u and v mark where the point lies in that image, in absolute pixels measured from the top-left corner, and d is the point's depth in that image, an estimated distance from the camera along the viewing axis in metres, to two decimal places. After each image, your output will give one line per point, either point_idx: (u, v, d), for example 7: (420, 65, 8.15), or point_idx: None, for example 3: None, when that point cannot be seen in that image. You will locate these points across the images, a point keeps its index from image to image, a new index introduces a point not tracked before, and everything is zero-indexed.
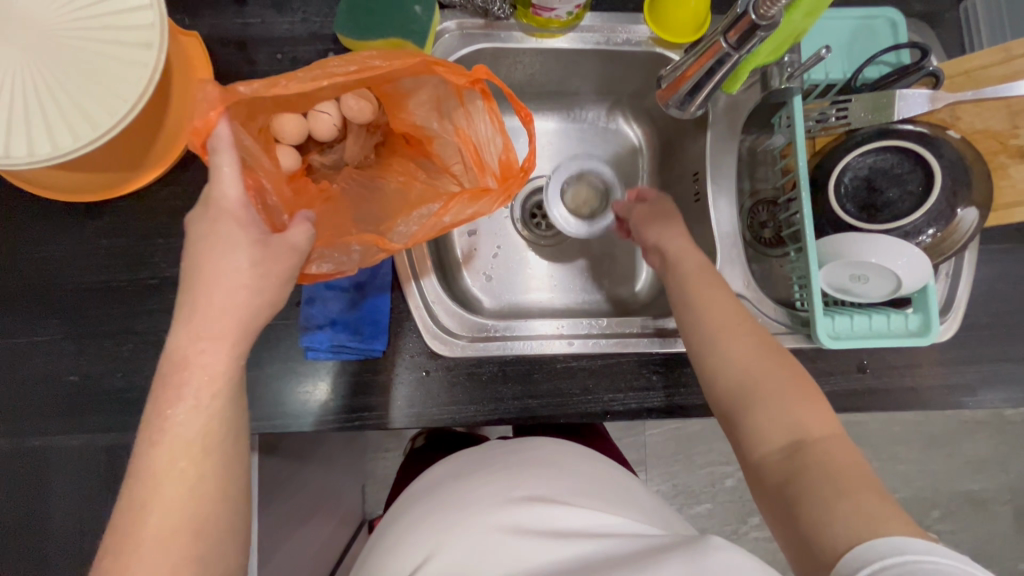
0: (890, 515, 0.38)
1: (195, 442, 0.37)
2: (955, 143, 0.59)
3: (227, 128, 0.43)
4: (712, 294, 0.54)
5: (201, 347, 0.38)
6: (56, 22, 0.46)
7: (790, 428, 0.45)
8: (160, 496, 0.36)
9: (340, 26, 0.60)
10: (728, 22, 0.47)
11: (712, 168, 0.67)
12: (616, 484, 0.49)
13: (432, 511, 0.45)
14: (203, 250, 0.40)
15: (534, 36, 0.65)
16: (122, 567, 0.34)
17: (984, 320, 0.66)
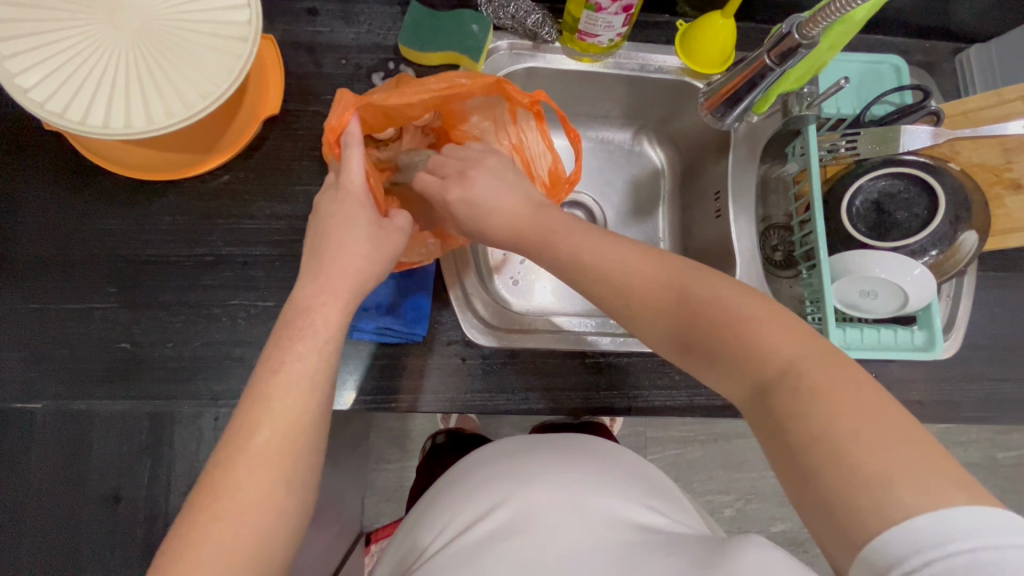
0: (920, 459, 0.33)
1: (305, 379, 0.45)
2: (956, 174, 0.65)
3: (355, 126, 0.52)
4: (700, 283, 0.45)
5: (324, 301, 0.48)
6: (163, 13, 0.51)
7: (769, 359, 0.40)
8: (271, 417, 0.43)
9: (403, 37, 0.66)
10: (774, 42, 0.53)
11: (733, 188, 0.73)
12: (656, 480, 0.53)
13: (493, 483, 0.49)
14: (332, 222, 0.50)
15: (575, 59, 0.72)
16: (235, 466, 0.41)
17: (983, 341, 0.71)
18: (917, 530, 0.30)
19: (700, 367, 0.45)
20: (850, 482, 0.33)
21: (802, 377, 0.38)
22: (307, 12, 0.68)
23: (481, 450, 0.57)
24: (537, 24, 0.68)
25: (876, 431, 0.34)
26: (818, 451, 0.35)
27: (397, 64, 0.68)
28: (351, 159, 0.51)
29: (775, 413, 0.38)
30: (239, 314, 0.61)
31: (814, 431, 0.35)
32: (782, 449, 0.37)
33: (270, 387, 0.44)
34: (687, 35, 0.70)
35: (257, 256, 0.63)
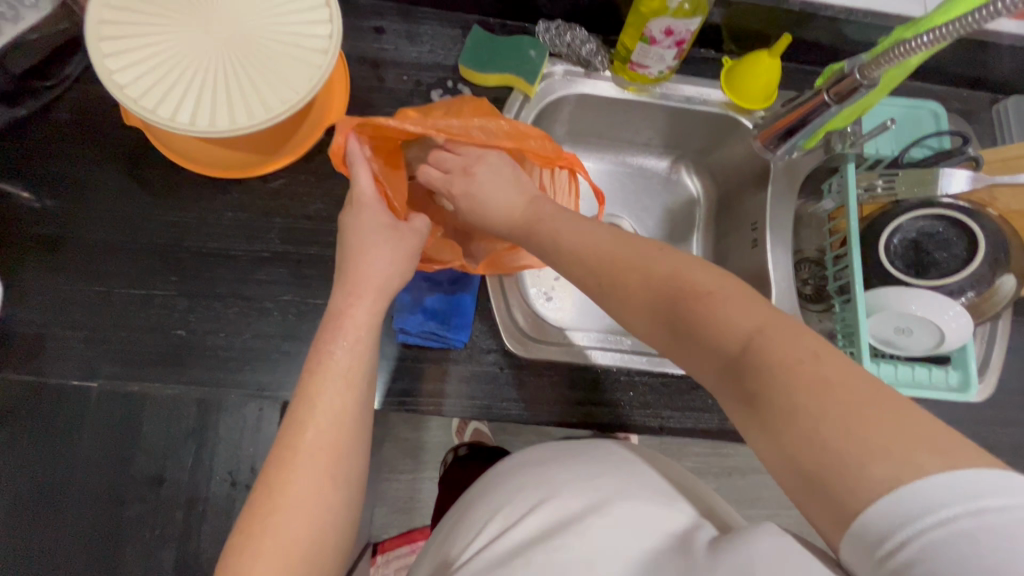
0: (896, 418, 0.33)
1: (343, 376, 0.46)
2: (994, 219, 0.66)
3: (356, 145, 0.55)
4: (671, 263, 0.47)
5: (353, 302, 0.51)
6: (255, 23, 0.55)
7: (733, 335, 0.41)
8: (315, 415, 0.44)
9: (463, 59, 0.70)
10: (835, 80, 0.55)
11: (772, 220, 0.75)
12: (693, 487, 0.53)
13: (523, 490, 0.51)
14: (359, 228, 0.54)
15: (624, 88, 0.75)
16: (292, 462, 0.43)
17: (1017, 386, 0.71)
18: (899, 502, 0.31)
19: (676, 348, 0.46)
20: (836, 461, 0.33)
21: (766, 349, 0.39)
22: (374, 30, 0.72)
23: (512, 462, 0.58)
24: (590, 53, 0.72)
25: (844, 398, 0.34)
26: (791, 426, 0.36)
27: (455, 83, 0.72)
28: (359, 175, 0.55)
29: (746, 390, 0.39)
30: (290, 309, 0.64)
31: (792, 413, 0.36)
32: (761, 427, 0.38)
33: (312, 384, 0.46)
34: (733, 72, 0.73)
35: (311, 255, 0.65)
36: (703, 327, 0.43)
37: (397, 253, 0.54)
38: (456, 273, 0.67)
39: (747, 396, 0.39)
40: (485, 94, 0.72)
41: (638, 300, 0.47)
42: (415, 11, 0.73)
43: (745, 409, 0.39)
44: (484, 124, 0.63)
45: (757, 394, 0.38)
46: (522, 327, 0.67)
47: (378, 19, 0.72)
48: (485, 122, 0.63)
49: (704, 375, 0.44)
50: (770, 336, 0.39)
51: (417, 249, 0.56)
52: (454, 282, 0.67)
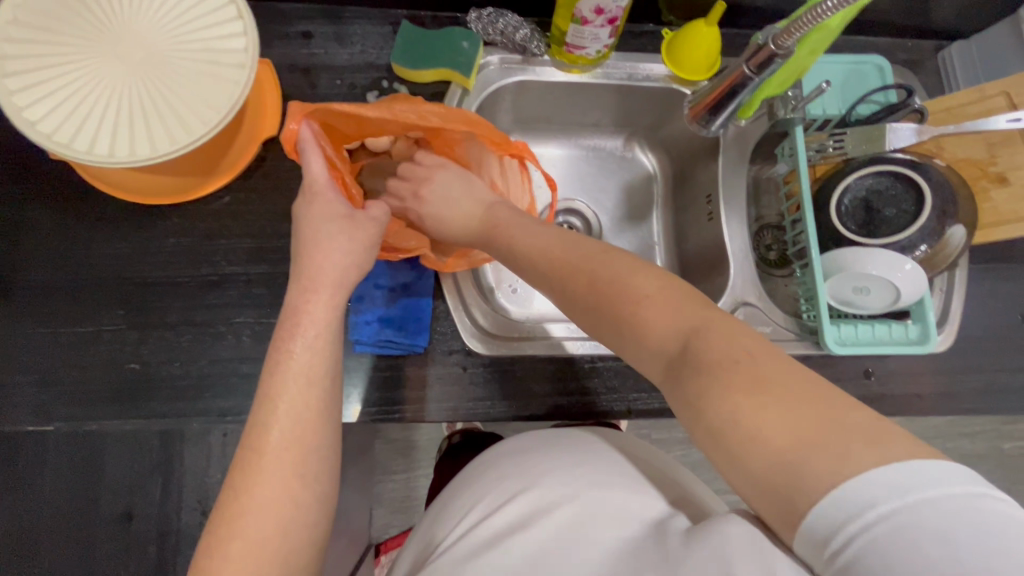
0: (835, 411, 0.34)
1: (306, 374, 0.44)
2: (941, 170, 0.66)
3: (309, 131, 0.52)
4: (610, 263, 0.47)
5: (310, 299, 0.49)
6: (164, 43, 0.53)
7: (676, 333, 0.41)
8: (277, 417, 0.43)
9: (395, 57, 0.68)
10: (752, 52, 0.54)
11: (724, 190, 0.75)
12: (673, 473, 0.52)
13: (499, 482, 0.51)
14: (313, 221, 0.52)
15: (564, 70, 0.74)
16: (258, 467, 0.41)
17: (977, 333, 0.72)
18: (843, 503, 0.31)
19: (618, 346, 0.46)
20: (777, 459, 0.34)
21: (705, 351, 0.39)
22: (303, 35, 0.70)
23: (492, 451, 0.58)
24: (525, 39, 0.70)
25: (781, 396, 0.35)
26: (735, 426, 0.36)
27: (391, 82, 0.70)
28: (311, 163, 0.52)
29: (689, 390, 0.39)
30: (245, 331, 0.63)
31: (736, 413, 0.36)
32: (701, 427, 0.38)
33: (274, 386, 0.44)
34: (673, 44, 0.72)
35: (260, 273, 0.64)
36: (640, 329, 0.43)
37: (350, 249, 0.52)
38: (408, 277, 0.65)
39: (689, 394, 0.39)
40: (423, 92, 0.70)
41: (586, 297, 0.47)
42: (342, 12, 0.70)
43: (687, 409, 0.39)
44: (434, 110, 0.61)
45: (696, 396, 0.38)
46: (482, 323, 0.67)
47: (305, 23, 0.70)
48: (435, 108, 0.61)
49: (652, 377, 0.44)
50: (708, 336, 0.40)
51: (376, 238, 0.55)
52: (407, 286, 0.65)
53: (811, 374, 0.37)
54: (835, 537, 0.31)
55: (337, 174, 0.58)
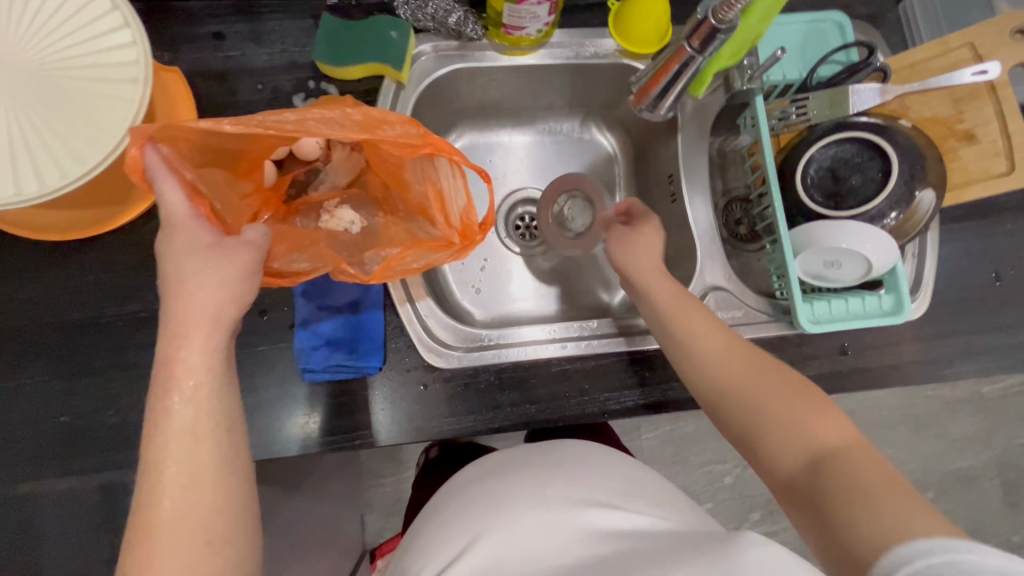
0: (909, 505, 0.38)
1: (190, 436, 0.38)
2: (908, 131, 0.62)
3: (158, 156, 0.42)
4: (764, 380, 0.51)
5: (180, 343, 0.39)
6: (45, 64, 0.47)
7: (814, 444, 0.45)
8: (164, 489, 0.36)
9: (318, 54, 0.62)
10: (692, 29, 0.50)
11: (685, 169, 0.71)
12: (649, 481, 0.48)
13: (471, 512, 0.44)
14: (173, 258, 0.42)
15: (507, 54, 0.69)
16: (150, 548, 0.35)
17: (951, 296, 0.70)
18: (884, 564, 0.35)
19: (751, 457, 0.50)
20: (857, 514, 0.39)
21: (843, 461, 0.43)
22: (214, 36, 0.63)
23: (465, 473, 0.51)
24: (459, 23, 0.64)
25: (866, 490, 0.40)
26: (845, 508, 0.40)
27: (318, 82, 0.64)
28: (165, 191, 0.42)
29: (816, 492, 0.43)
30: None
31: (856, 482, 0.41)
32: (811, 505, 0.43)
33: (155, 452, 0.37)
34: (620, 16, 0.66)
35: None
36: (772, 442, 0.48)
37: (224, 274, 0.41)
38: (355, 294, 0.61)
39: (815, 495, 0.43)
40: (355, 90, 0.65)
41: (742, 389, 0.51)
42: (256, 8, 0.64)
43: (812, 513, 0.43)
44: (331, 116, 0.45)
45: (826, 489, 0.42)
46: (438, 333, 0.63)
47: (216, 23, 0.63)
48: (330, 112, 0.46)
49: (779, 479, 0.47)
50: (854, 455, 0.44)
51: (259, 265, 0.44)
52: (355, 304, 0.61)
53: (888, 472, 0.42)
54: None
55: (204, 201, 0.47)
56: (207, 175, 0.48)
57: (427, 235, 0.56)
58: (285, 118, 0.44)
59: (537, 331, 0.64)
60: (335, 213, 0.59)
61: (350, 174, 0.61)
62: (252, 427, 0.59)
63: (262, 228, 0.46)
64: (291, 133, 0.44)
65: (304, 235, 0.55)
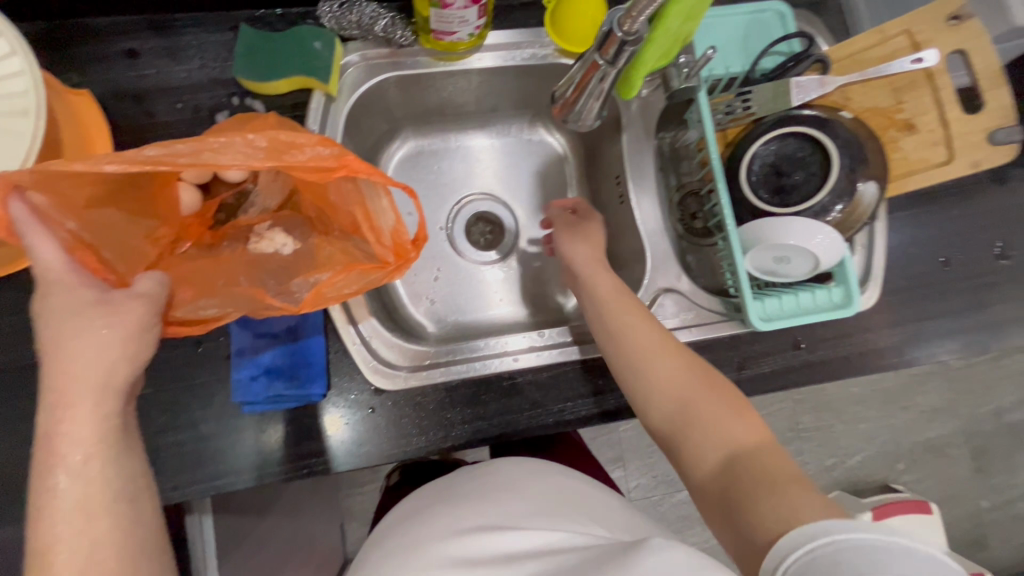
0: (809, 496, 0.41)
1: (79, 511, 0.37)
2: (849, 124, 0.61)
3: (24, 209, 0.40)
4: (682, 384, 0.51)
5: (64, 413, 0.38)
6: None
7: (720, 441, 0.48)
8: (55, 569, 0.35)
9: (238, 70, 0.59)
10: (598, 42, 0.49)
11: (632, 169, 0.69)
12: (598, 504, 0.47)
13: (395, 553, 0.43)
14: (54, 321, 0.40)
15: (443, 60, 0.66)
16: None
17: (901, 283, 0.70)
18: (791, 536, 0.38)
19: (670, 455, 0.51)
20: (763, 513, 0.41)
21: (751, 462, 0.45)
22: (127, 54, 0.60)
23: (400, 509, 0.50)
24: (388, 28, 0.63)
25: (775, 482, 0.43)
26: (763, 513, 0.41)
27: (242, 98, 0.61)
28: (37, 246, 0.41)
29: (729, 490, 0.44)
30: None
31: (763, 473, 0.44)
32: (724, 507, 0.44)
33: (43, 535, 0.36)
34: (557, 14, 0.64)
35: None
36: (688, 439, 0.49)
37: (113, 336, 0.40)
38: (293, 319, 0.59)
39: (728, 496, 0.44)
40: (283, 105, 0.62)
41: (664, 394, 0.51)
42: (171, 23, 0.61)
43: (717, 504, 0.45)
44: (228, 141, 0.43)
45: (733, 482, 0.45)
46: (385, 354, 0.61)
47: (127, 40, 0.60)
48: (228, 139, 0.43)
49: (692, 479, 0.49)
50: (756, 453, 0.46)
51: (152, 316, 0.43)
52: (294, 329, 0.59)
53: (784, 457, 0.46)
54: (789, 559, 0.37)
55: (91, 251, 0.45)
56: (99, 217, 0.46)
57: (362, 254, 0.54)
58: (176, 150, 0.42)
59: (490, 344, 0.62)
60: (266, 235, 0.57)
61: (280, 195, 0.59)
62: (193, 464, 0.57)
63: (157, 275, 0.45)
64: (182, 166, 0.41)
65: (217, 274, 0.53)
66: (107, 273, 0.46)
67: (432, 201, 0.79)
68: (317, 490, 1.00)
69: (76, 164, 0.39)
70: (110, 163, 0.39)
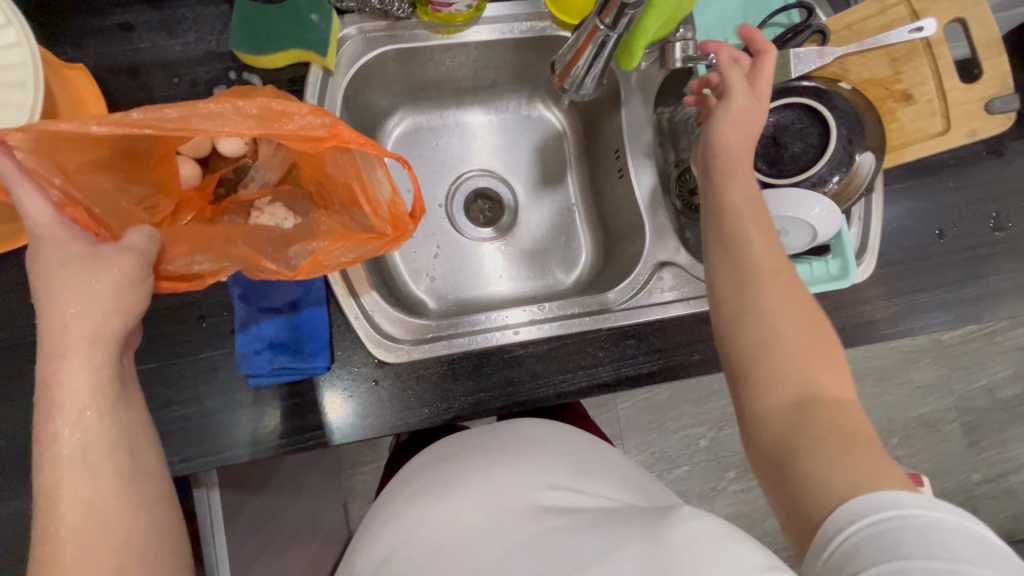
0: (882, 463, 0.38)
1: (80, 460, 0.38)
2: (846, 95, 0.62)
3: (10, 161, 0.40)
4: (775, 307, 0.45)
5: (61, 362, 0.38)
6: None
7: (798, 381, 0.43)
8: (61, 514, 0.37)
9: (234, 43, 0.58)
10: (601, 6, 0.49)
11: (630, 142, 0.69)
12: (601, 459, 0.49)
13: (418, 499, 0.44)
14: (45, 271, 0.40)
15: (439, 33, 0.66)
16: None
17: (897, 256, 0.71)
18: (861, 504, 0.37)
19: (732, 378, 0.47)
20: (829, 472, 0.39)
21: (827, 412, 0.42)
22: (121, 28, 0.60)
23: (411, 465, 0.51)
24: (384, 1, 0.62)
25: (851, 441, 0.40)
26: (833, 472, 0.39)
27: (239, 72, 0.61)
28: (24, 200, 0.40)
29: (791, 430, 0.42)
30: None
31: (834, 427, 0.41)
32: (781, 445, 0.42)
33: (47, 484, 0.37)
34: None
35: None
36: (758, 369, 0.44)
37: (105, 288, 0.40)
38: (295, 293, 0.60)
39: (789, 440, 0.41)
40: (280, 78, 0.62)
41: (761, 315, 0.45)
42: None
43: (773, 448, 0.43)
44: (218, 109, 0.43)
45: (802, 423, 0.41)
46: (387, 328, 0.61)
47: (121, 13, 0.60)
48: (218, 105, 0.43)
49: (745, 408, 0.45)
50: (837, 404, 0.42)
51: (144, 269, 0.43)
52: (297, 303, 0.60)
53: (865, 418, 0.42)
54: (846, 530, 0.36)
55: (84, 208, 0.46)
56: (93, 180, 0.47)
57: (359, 227, 0.54)
58: (164, 115, 0.42)
59: (491, 318, 0.63)
60: (266, 210, 0.57)
61: (280, 170, 0.59)
62: (199, 437, 0.58)
63: (145, 231, 0.45)
64: (170, 132, 0.41)
65: (213, 233, 0.53)
66: (98, 231, 0.46)
67: (431, 177, 0.79)
68: (320, 467, 1.01)
69: (65, 126, 0.39)
70: (98, 125, 0.40)
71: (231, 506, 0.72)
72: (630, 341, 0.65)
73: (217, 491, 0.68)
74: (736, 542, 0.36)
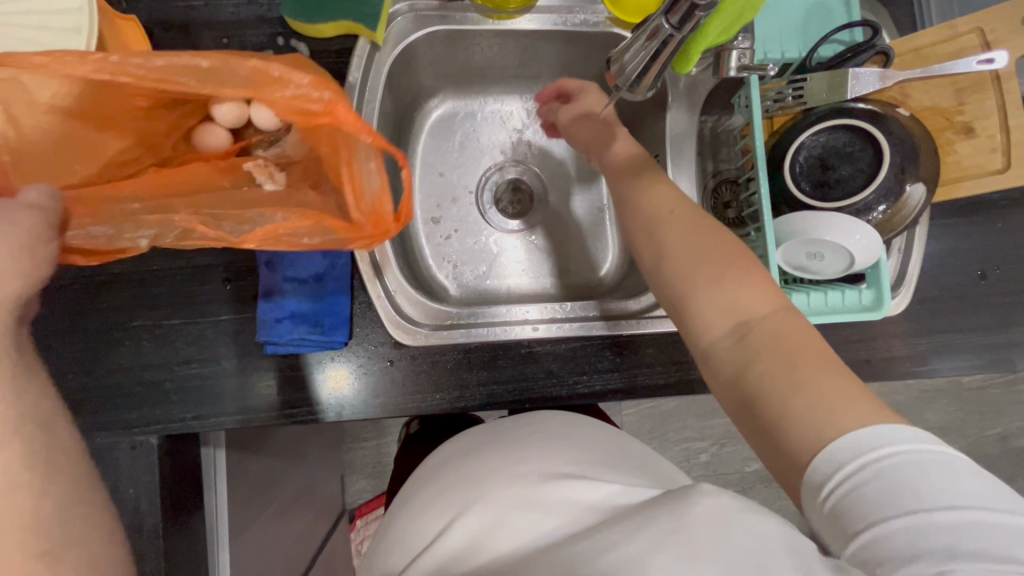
0: (843, 383, 0.37)
1: (14, 436, 0.38)
2: (904, 121, 0.59)
3: None
4: (686, 244, 0.46)
5: None
6: None
7: (739, 309, 0.42)
8: None
9: (286, 8, 0.58)
10: (668, 5, 0.47)
11: (672, 150, 0.68)
12: (619, 446, 0.49)
13: (447, 495, 0.44)
14: None
15: (490, 18, 0.65)
16: None
17: (933, 293, 0.69)
18: (832, 455, 0.34)
19: (681, 319, 0.46)
20: (786, 404, 0.37)
21: (771, 330, 0.40)
22: None
23: (434, 458, 0.52)
24: None
25: (803, 357, 0.38)
26: (797, 399, 0.37)
27: (288, 39, 0.61)
28: None
29: (748, 357, 0.40)
30: (143, 335, 0.59)
31: (786, 347, 0.39)
32: (743, 376, 0.40)
33: None
34: None
35: (158, 272, 0.60)
36: (691, 309, 0.44)
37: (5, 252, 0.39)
38: (321, 266, 0.60)
39: (744, 368, 0.40)
40: (327, 49, 0.62)
41: (682, 250, 0.46)
42: None
43: (732, 384, 0.41)
44: (208, 65, 0.42)
45: (754, 360, 0.40)
46: (406, 307, 0.61)
47: None
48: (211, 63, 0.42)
49: (700, 338, 0.44)
50: (778, 320, 0.41)
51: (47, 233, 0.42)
52: (322, 276, 0.60)
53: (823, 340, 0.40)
54: (832, 481, 0.34)
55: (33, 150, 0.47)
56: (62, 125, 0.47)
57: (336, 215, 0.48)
58: (149, 63, 0.41)
59: (511, 311, 0.63)
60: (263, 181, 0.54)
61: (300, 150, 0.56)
62: (211, 398, 0.59)
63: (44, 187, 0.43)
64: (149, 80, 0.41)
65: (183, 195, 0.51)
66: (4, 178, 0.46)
67: (462, 163, 0.78)
68: (322, 437, 1.02)
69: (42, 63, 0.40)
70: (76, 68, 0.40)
71: (235, 467, 0.73)
72: (648, 350, 0.64)
73: (223, 453, 0.69)
74: (757, 516, 0.34)
